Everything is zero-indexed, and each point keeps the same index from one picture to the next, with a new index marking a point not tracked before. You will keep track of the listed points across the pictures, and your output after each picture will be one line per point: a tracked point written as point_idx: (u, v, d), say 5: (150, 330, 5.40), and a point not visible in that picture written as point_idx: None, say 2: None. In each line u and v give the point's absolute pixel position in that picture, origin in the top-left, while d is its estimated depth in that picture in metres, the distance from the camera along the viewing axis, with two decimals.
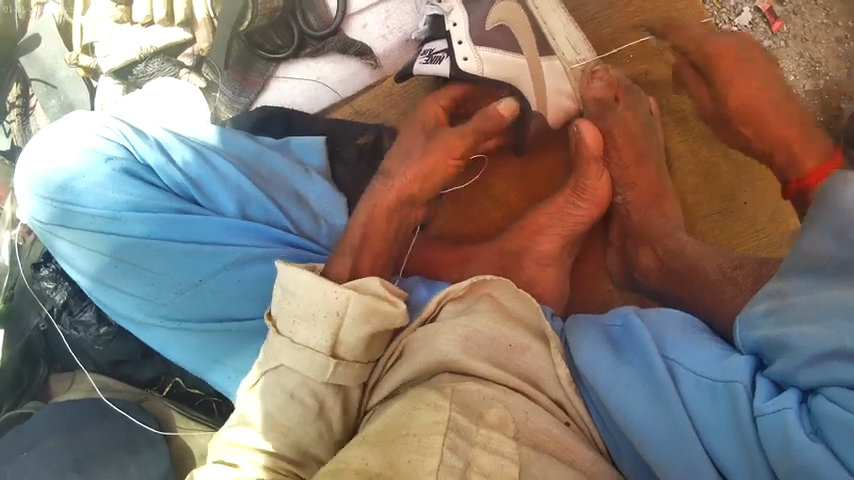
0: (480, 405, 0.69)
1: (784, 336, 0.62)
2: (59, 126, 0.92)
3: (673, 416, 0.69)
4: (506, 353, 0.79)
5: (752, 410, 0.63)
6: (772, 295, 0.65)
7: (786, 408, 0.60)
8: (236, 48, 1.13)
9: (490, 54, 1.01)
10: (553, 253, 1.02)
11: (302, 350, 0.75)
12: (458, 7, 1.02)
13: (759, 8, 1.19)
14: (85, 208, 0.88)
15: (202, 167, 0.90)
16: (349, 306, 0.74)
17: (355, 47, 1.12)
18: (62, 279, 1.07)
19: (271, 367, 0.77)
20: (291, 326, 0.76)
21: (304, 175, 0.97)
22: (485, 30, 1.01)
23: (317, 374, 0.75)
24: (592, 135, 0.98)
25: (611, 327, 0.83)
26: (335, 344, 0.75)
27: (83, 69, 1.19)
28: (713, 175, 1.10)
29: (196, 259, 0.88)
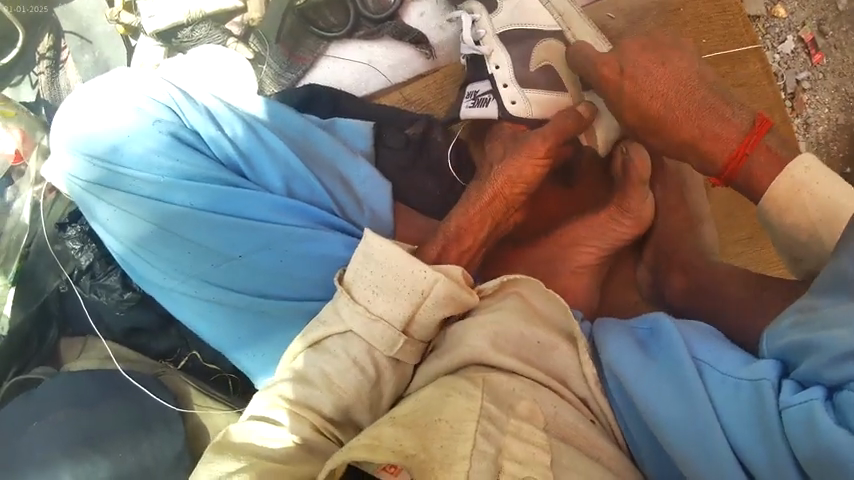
0: (510, 397, 0.64)
1: (808, 339, 0.61)
2: (105, 82, 0.88)
3: (700, 414, 0.64)
4: (534, 350, 0.72)
5: (777, 403, 0.60)
6: (801, 309, 0.64)
7: (813, 399, 0.57)
8: (289, 23, 1.12)
9: (536, 94, 0.92)
10: (592, 264, 0.90)
11: (376, 322, 0.73)
12: (500, 48, 0.93)
13: (802, 38, 1.22)
14: (129, 170, 0.85)
15: (253, 141, 0.87)
16: (435, 286, 0.72)
17: (412, 35, 1.11)
18: (89, 242, 1.05)
19: (338, 331, 0.74)
20: (368, 295, 0.73)
21: (350, 157, 0.93)
22: (531, 70, 0.92)
23: (385, 346, 0.73)
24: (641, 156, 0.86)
25: (635, 329, 0.76)
26: (409, 321, 0.73)
27: (124, 26, 1.15)
28: (748, 199, 1.08)
29: (237, 231, 0.85)
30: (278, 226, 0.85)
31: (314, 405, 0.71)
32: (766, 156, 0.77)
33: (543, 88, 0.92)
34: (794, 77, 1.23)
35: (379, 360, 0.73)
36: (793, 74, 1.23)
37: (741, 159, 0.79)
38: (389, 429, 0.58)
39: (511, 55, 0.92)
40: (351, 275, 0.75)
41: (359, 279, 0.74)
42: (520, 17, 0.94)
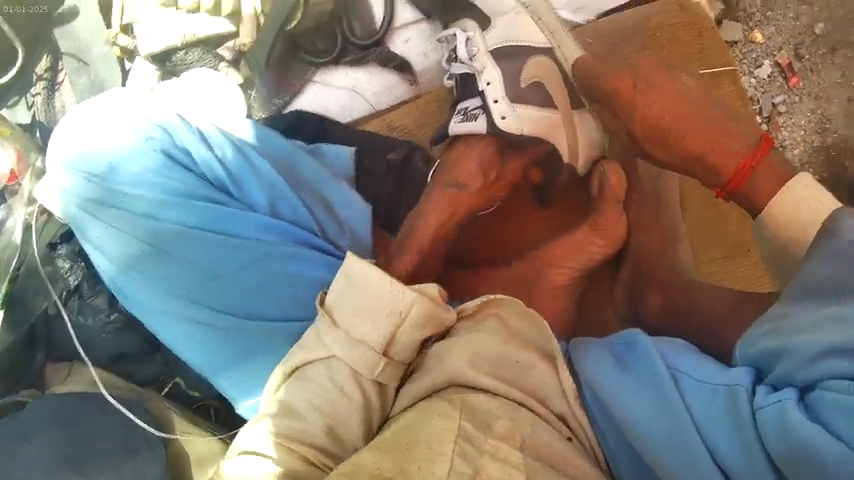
0: (488, 416, 0.67)
1: (779, 346, 0.65)
2: (101, 103, 0.92)
3: (675, 419, 0.67)
4: (514, 369, 0.75)
5: (752, 407, 0.64)
6: (774, 315, 0.68)
7: (786, 399, 0.61)
8: (278, 49, 1.16)
9: (527, 110, 0.95)
10: (566, 285, 0.93)
11: (360, 344, 0.75)
12: (491, 66, 0.98)
13: (779, 62, 1.25)
14: (122, 187, 0.88)
15: (240, 160, 0.91)
16: (413, 309, 0.74)
17: (396, 62, 1.15)
18: (78, 260, 1.12)
19: (319, 355, 0.77)
20: (350, 320, 0.76)
21: (337, 183, 0.97)
22: (521, 87, 0.96)
23: (368, 370, 0.75)
24: (618, 178, 0.94)
25: (612, 345, 0.79)
26: (389, 346, 0.76)
27: (120, 48, 1.19)
28: (722, 221, 1.11)
29: (225, 249, 0.88)
30: (263, 244, 0.88)
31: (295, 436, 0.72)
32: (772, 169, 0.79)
33: (537, 104, 0.95)
34: (770, 100, 1.26)
35: (364, 385, 0.75)
36: (770, 97, 1.26)
37: (749, 172, 0.80)
38: (368, 456, 0.61)
39: (502, 71, 0.97)
40: (333, 299, 0.77)
41: (338, 302, 0.77)
42: (513, 33, 0.99)
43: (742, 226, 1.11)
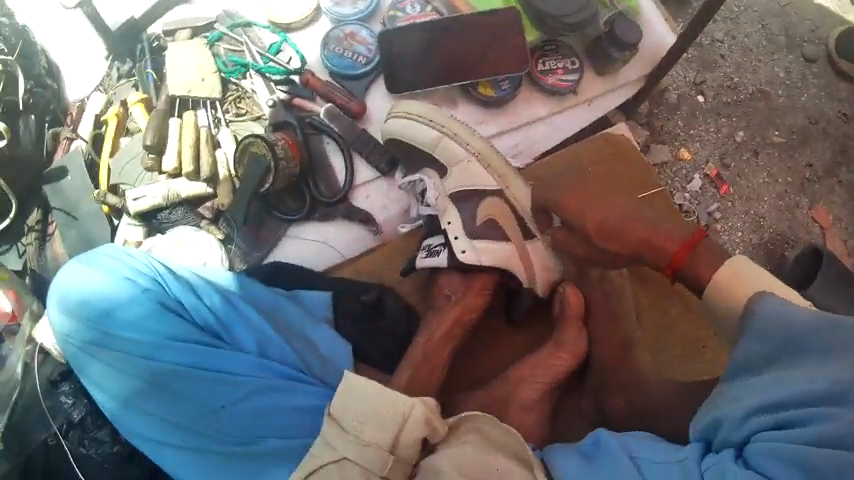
0: None
1: (718, 415, 0.77)
2: (73, 273, 1.01)
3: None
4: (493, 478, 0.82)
5: (699, 469, 0.76)
6: (716, 394, 0.80)
7: (729, 463, 0.73)
8: (254, 209, 1.15)
9: (487, 245, 0.99)
10: (539, 400, 0.98)
11: (367, 446, 0.87)
12: (452, 207, 1.01)
13: (709, 174, 1.35)
14: (119, 337, 0.97)
15: (230, 311, 1.00)
16: (414, 410, 0.88)
17: (359, 215, 1.19)
18: (81, 397, 1.20)
19: (333, 460, 0.87)
20: (357, 426, 0.88)
21: (314, 324, 1.05)
22: (476, 224, 1.00)
23: (378, 467, 0.86)
24: (575, 295, 1.05)
25: (582, 446, 0.87)
26: (395, 444, 0.87)
27: (107, 206, 1.26)
28: (670, 325, 1.14)
29: (216, 385, 0.95)
30: (253, 382, 0.95)
31: None
32: (713, 248, 0.84)
33: (492, 239, 0.99)
34: (706, 211, 1.33)
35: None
36: (705, 209, 1.33)
37: (692, 247, 0.85)
38: None
39: (462, 213, 1.01)
40: (338, 410, 0.90)
41: (347, 414, 0.90)
42: (465, 180, 1.02)
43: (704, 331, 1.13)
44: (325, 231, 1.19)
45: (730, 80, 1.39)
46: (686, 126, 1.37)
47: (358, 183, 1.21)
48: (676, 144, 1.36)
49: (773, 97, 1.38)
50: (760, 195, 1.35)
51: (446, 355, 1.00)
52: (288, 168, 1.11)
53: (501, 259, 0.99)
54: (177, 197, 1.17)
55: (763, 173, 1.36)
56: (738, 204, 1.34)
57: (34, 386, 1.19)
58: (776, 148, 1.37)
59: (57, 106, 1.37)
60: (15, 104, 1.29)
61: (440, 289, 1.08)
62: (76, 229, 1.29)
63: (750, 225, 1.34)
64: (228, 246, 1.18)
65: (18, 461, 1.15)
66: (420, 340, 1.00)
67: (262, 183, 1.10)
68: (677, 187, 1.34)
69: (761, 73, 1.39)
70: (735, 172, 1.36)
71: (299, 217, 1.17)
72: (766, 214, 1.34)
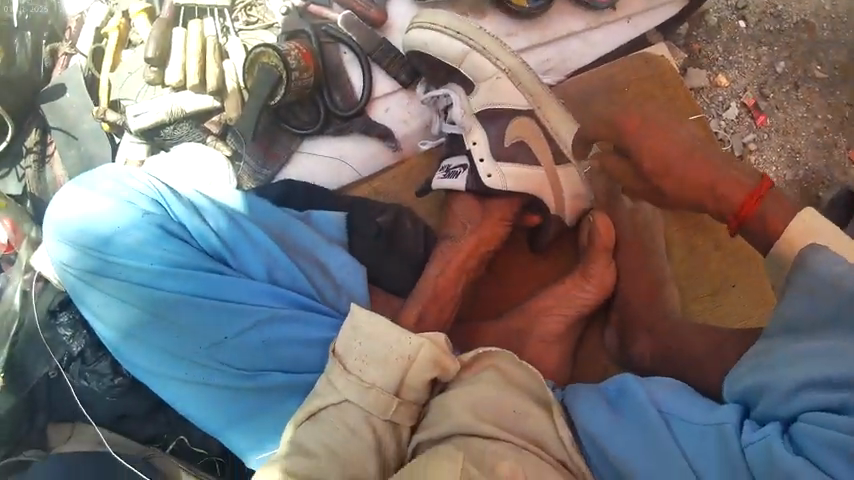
0: (491, 458, 0.71)
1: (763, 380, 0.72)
2: (69, 192, 0.93)
3: (665, 455, 0.73)
4: (511, 419, 0.78)
5: (739, 442, 0.70)
6: (757, 352, 0.75)
7: (769, 436, 0.68)
8: (263, 123, 1.09)
9: (512, 168, 0.97)
10: (559, 332, 0.97)
11: (369, 389, 0.81)
12: (477, 126, 0.98)
13: (746, 103, 1.26)
14: (117, 259, 0.91)
15: (236, 232, 0.93)
16: (420, 351, 0.81)
17: (378, 130, 1.13)
18: (80, 328, 1.12)
19: (335, 401, 0.82)
20: (359, 365, 0.82)
21: (327, 245, 0.98)
22: (505, 146, 0.97)
23: (381, 411, 0.81)
24: (606, 225, 0.98)
25: (605, 391, 0.84)
26: (399, 386, 0.81)
27: (108, 123, 1.20)
28: (701, 261, 1.07)
29: (222, 315, 0.90)
30: (263, 311, 0.90)
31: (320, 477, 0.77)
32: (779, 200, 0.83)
33: (521, 162, 0.97)
34: (740, 140, 1.25)
35: (376, 425, 0.81)
36: (739, 138, 1.25)
37: (759, 199, 0.85)
38: None
39: (488, 132, 0.97)
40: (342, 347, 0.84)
41: (350, 352, 0.83)
42: (494, 96, 0.97)
43: (747, 269, 1.07)
44: (341, 146, 1.14)
45: (774, 7, 1.26)
46: (724, 52, 1.26)
47: (377, 96, 1.14)
48: (712, 68, 1.26)
49: (818, 30, 1.25)
50: (798, 130, 1.25)
51: (459, 287, 0.98)
52: (301, 78, 1.06)
53: (528, 184, 0.97)
54: (181, 113, 1.12)
55: (802, 107, 1.25)
56: (772, 136, 1.25)
57: (33, 318, 1.12)
58: (818, 83, 1.25)
59: (55, 21, 1.29)
60: (9, 21, 1.22)
61: (454, 214, 1.01)
62: (76, 149, 1.22)
63: (786, 158, 1.25)
64: (237, 163, 1.14)
65: (22, 396, 1.10)
66: (432, 275, 0.97)
67: (274, 95, 1.05)
68: (711, 114, 1.26)
69: (808, 2, 1.25)
70: (774, 104, 1.26)
71: (313, 131, 1.12)
72: (803, 150, 1.25)
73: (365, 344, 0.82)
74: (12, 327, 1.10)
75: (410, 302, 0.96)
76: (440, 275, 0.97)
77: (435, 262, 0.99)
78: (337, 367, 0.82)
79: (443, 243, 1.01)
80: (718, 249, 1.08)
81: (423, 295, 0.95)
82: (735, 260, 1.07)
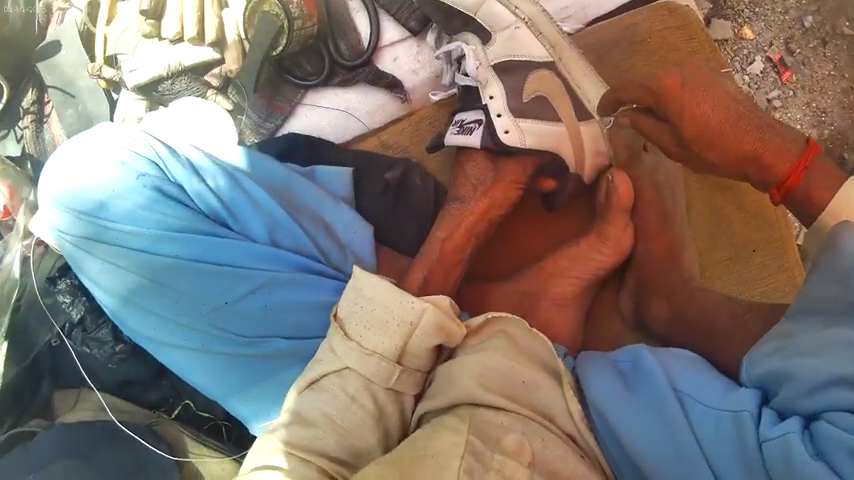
0: (496, 431, 0.68)
1: (787, 368, 0.66)
2: (65, 154, 0.89)
3: (678, 442, 0.70)
4: (520, 390, 0.75)
5: (757, 434, 0.65)
6: (779, 335, 0.69)
7: (790, 432, 0.63)
8: (265, 74, 1.08)
9: (530, 124, 0.95)
10: (574, 295, 0.95)
11: (370, 356, 0.77)
12: (494, 80, 0.96)
13: (771, 57, 1.24)
14: (114, 225, 0.86)
15: (236, 193, 0.88)
16: (424, 317, 0.76)
17: (386, 80, 1.09)
18: (79, 295, 1.06)
19: (335, 369, 0.78)
20: (361, 331, 0.78)
21: (332, 203, 0.93)
22: (523, 101, 0.95)
23: (383, 379, 0.77)
24: (626, 187, 0.94)
25: (616, 362, 0.80)
26: (402, 353, 0.77)
27: (104, 80, 1.15)
28: (724, 225, 1.03)
29: (222, 281, 0.86)
30: (265, 276, 0.86)
31: (317, 448, 0.74)
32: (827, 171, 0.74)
33: (540, 119, 0.95)
34: (765, 96, 1.24)
35: (377, 394, 0.77)
36: (764, 93, 1.24)
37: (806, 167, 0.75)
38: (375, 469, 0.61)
39: (506, 85, 0.96)
40: (344, 310, 0.80)
41: (352, 317, 0.79)
42: (513, 47, 0.97)
43: (770, 232, 1.02)
44: (346, 97, 1.11)
45: None
46: (750, 4, 1.24)
47: (384, 45, 1.11)
48: (738, 21, 1.25)
49: None
50: (825, 88, 1.23)
51: (465, 250, 0.94)
52: (304, 28, 1.05)
53: (548, 143, 0.95)
54: (179, 68, 1.10)
55: (830, 63, 1.23)
56: (798, 94, 1.24)
57: (33, 284, 1.07)
58: (848, 40, 1.22)
59: None
60: None
61: (465, 176, 0.97)
62: (74, 107, 1.17)
63: (810, 117, 1.24)
64: (239, 116, 1.13)
65: (24, 366, 1.06)
66: (439, 238, 0.93)
67: (275, 45, 1.06)
68: (737, 68, 1.25)
69: None
70: (801, 60, 1.24)
71: (317, 82, 1.10)
72: (829, 109, 1.23)
73: (368, 315, 0.78)
74: (13, 293, 1.07)
75: (418, 262, 0.93)
76: (447, 238, 0.93)
77: (443, 222, 0.95)
78: (339, 335, 0.78)
79: (452, 205, 0.96)
80: (740, 212, 1.03)
81: (432, 256, 0.92)
82: (760, 224, 1.02)
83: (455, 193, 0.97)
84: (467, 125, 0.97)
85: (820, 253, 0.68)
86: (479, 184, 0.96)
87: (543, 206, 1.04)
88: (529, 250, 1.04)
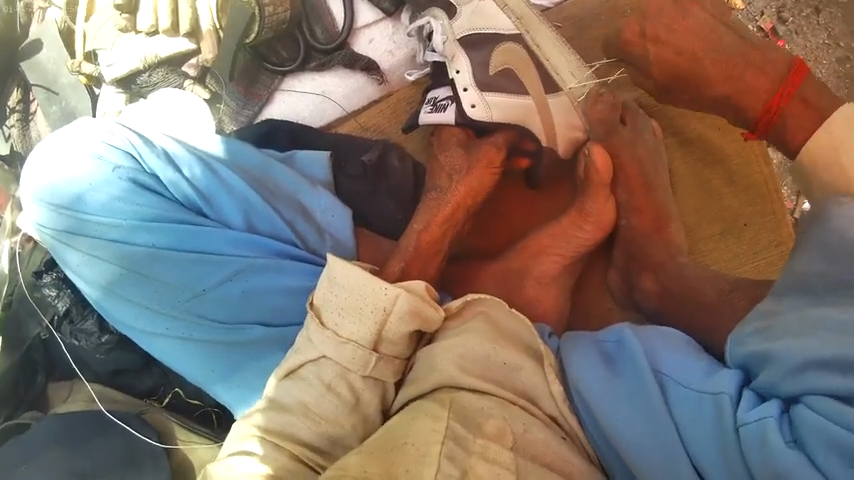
0: (478, 416, 0.69)
1: (768, 350, 0.65)
2: (45, 150, 0.90)
3: (656, 418, 0.69)
4: (501, 372, 0.76)
5: (735, 419, 0.64)
6: (762, 314, 0.69)
7: (768, 417, 0.61)
8: (241, 61, 1.10)
9: (496, 98, 0.98)
10: (555, 274, 0.96)
11: (345, 344, 0.78)
12: (461, 53, 0.98)
13: (764, 26, 1.28)
14: (92, 217, 0.87)
15: (211, 181, 0.89)
16: (397, 303, 0.77)
17: (362, 62, 1.10)
18: (64, 288, 1.06)
19: (311, 358, 0.79)
20: (336, 318, 0.78)
21: (310, 187, 0.94)
22: (490, 75, 0.97)
23: (359, 367, 0.78)
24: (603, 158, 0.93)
25: (602, 342, 0.80)
26: (377, 339, 0.78)
27: (86, 76, 1.15)
28: (714, 198, 1.04)
29: (200, 268, 0.87)
30: (242, 262, 0.87)
31: (297, 437, 0.76)
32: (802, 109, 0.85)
33: (510, 92, 0.98)
34: None
35: (354, 382, 0.78)
36: None
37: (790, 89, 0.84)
38: (355, 459, 0.61)
39: (472, 60, 0.97)
40: (321, 298, 0.80)
41: (328, 303, 0.79)
42: (481, 22, 0.98)
43: (759, 205, 1.03)
44: (323, 82, 1.12)
45: None
46: None
47: (360, 26, 1.12)
48: None
49: None
50: (819, 58, 1.27)
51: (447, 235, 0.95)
52: (276, 14, 1.06)
53: (513, 116, 0.99)
54: (155, 60, 1.12)
55: (821, 32, 1.27)
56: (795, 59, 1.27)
57: (20, 280, 1.09)
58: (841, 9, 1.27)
59: None
60: None
61: (440, 165, 0.99)
62: (57, 104, 1.17)
63: None
64: (216, 105, 1.14)
65: (19, 358, 1.08)
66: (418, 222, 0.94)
67: (248, 32, 1.07)
68: None
69: None
70: (793, 29, 1.28)
71: (293, 67, 1.11)
72: (825, 78, 1.27)
73: (338, 300, 0.78)
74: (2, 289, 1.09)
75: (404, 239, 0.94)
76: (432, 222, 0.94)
77: (427, 209, 0.95)
78: (315, 326, 0.79)
79: (435, 191, 0.97)
80: (729, 184, 1.04)
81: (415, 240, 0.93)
82: (748, 197, 1.03)
83: (436, 179, 0.98)
84: (441, 102, 1.02)
85: (808, 229, 0.68)
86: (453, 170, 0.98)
87: (524, 182, 1.05)
88: (512, 230, 1.05)
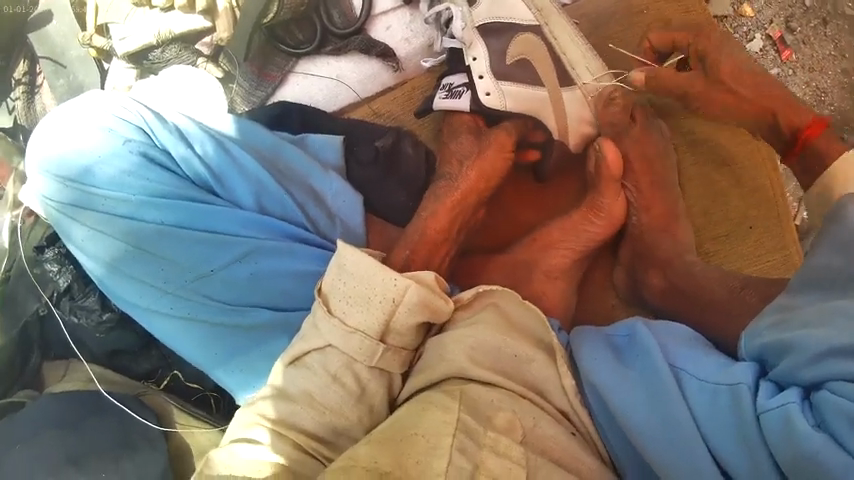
0: (487, 409, 0.68)
1: (787, 339, 0.63)
2: (53, 120, 0.88)
3: (671, 412, 0.68)
4: (511, 365, 0.75)
5: (755, 408, 0.62)
6: (779, 308, 0.67)
7: (790, 403, 0.59)
8: (257, 41, 1.08)
9: (511, 86, 0.96)
10: (563, 269, 0.94)
11: (352, 333, 0.76)
12: (478, 41, 0.97)
13: (771, 35, 1.23)
14: (100, 190, 0.85)
15: (223, 159, 0.87)
16: (406, 293, 0.75)
17: (378, 48, 1.08)
18: (67, 263, 1.04)
19: (317, 346, 0.78)
20: (344, 306, 0.77)
21: (321, 171, 0.92)
22: (506, 65, 0.96)
23: (366, 356, 0.76)
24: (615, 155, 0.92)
25: (612, 337, 0.80)
26: (386, 330, 0.77)
27: (95, 50, 1.14)
28: (722, 200, 1.02)
29: (209, 247, 0.86)
30: (252, 242, 0.86)
31: (299, 424, 0.75)
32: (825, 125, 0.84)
33: (526, 83, 0.96)
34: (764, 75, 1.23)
35: (360, 372, 0.77)
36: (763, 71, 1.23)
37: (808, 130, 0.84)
38: (364, 449, 0.59)
39: (489, 48, 0.97)
40: (330, 284, 0.79)
41: (336, 289, 0.78)
42: (501, 10, 0.97)
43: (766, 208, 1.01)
44: (340, 65, 1.10)
45: None
46: None
47: (377, 13, 1.10)
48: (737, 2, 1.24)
49: None
50: (825, 68, 1.22)
51: (456, 226, 0.93)
52: None
53: (527, 105, 0.97)
54: (169, 36, 1.10)
55: (828, 43, 1.22)
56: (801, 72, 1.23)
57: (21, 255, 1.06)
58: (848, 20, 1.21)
59: None
60: None
61: (452, 151, 0.98)
62: (65, 78, 1.15)
63: (809, 94, 1.22)
64: (230, 84, 1.12)
65: (15, 335, 1.06)
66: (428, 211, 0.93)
67: (266, 12, 1.07)
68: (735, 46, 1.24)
69: None
70: (801, 39, 1.23)
71: (309, 50, 1.09)
72: (828, 90, 1.22)
73: (347, 289, 0.77)
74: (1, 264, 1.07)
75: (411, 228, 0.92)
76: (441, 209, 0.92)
77: (436, 197, 0.93)
78: (322, 314, 0.77)
79: (446, 180, 0.95)
80: (739, 186, 1.02)
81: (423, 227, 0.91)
82: (755, 199, 1.02)
83: (447, 168, 0.97)
84: (456, 88, 1.00)
85: (825, 226, 0.67)
86: (465, 157, 0.96)
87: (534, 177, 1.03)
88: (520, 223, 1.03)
